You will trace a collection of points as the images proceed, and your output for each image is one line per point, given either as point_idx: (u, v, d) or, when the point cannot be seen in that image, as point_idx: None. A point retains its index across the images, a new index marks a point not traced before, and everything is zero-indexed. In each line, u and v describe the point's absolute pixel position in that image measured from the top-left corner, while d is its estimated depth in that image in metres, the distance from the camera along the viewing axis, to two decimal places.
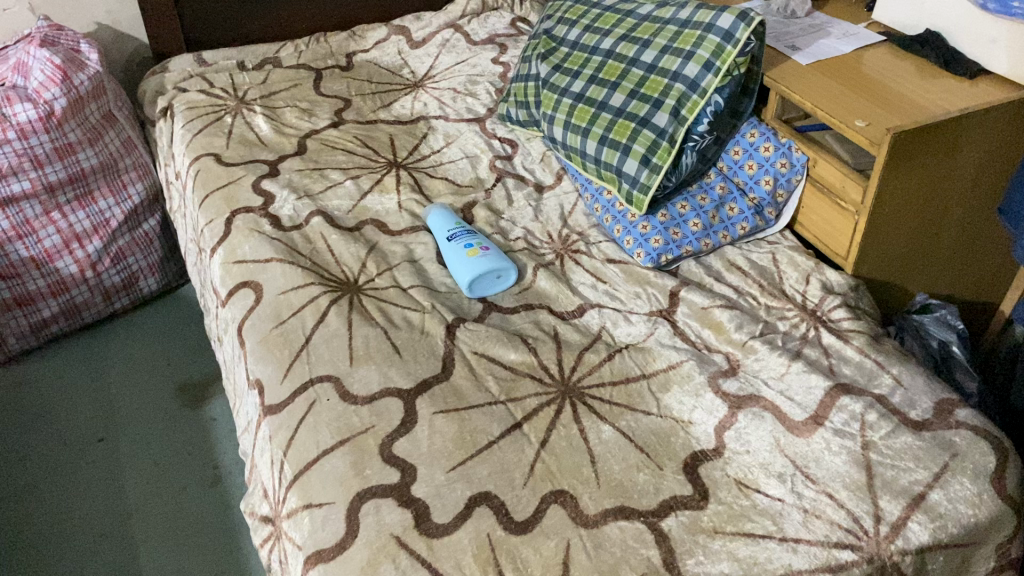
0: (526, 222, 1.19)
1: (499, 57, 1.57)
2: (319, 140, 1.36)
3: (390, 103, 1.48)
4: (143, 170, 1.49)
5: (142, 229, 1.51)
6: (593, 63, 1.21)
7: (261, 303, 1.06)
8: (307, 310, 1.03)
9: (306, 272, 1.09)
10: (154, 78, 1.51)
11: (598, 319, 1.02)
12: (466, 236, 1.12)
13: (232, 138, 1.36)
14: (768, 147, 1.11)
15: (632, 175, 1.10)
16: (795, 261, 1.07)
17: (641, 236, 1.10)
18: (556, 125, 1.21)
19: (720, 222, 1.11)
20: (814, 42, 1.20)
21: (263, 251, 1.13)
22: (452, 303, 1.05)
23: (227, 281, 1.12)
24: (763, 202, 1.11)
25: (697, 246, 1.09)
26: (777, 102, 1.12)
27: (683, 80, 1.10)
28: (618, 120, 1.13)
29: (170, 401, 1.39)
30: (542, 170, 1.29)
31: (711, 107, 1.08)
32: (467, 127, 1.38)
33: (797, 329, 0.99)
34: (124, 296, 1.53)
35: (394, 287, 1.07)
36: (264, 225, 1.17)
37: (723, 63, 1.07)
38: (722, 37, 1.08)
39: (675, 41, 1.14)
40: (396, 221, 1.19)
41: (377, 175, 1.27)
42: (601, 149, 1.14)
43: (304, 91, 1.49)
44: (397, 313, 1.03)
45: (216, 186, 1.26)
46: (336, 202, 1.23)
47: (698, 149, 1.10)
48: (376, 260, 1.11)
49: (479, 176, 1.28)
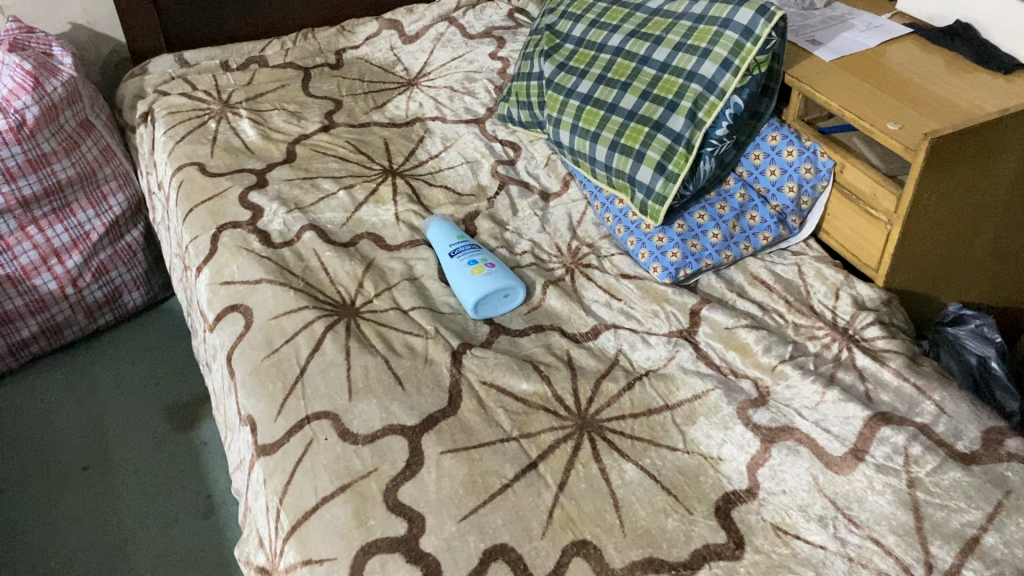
0: (532, 233, 1.12)
1: (497, 51, 1.49)
2: (310, 146, 1.29)
3: (383, 104, 1.40)
4: (124, 179, 1.41)
5: (125, 241, 1.43)
6: (601, 61, 1.13)
7: (251, 329, 0.99)
8: (301, 336, 0.96)
9: (298, 294, 1.01)
10: (133, 80, 1.43)
11: (614, 342, 0.95)
12: (470, 251, 1.05)
13: (217, 146, 1.28)
14: (791, 151, 1.03)
15: (647, 183, 1.02)
16: (822, 273, 1.00)
17: (657, 249, 1.03)
18: (563, 129, 1.13)
19: (741, 232, 1.04)
20: (837, 34, 1.12)
21: (252, 272, 1.05)
22: (457, 326, 0.98)
23: (214, 304, 1.04)
24: (786, 210, 1.04)
25: (717, 258, 1.02)
26: (800, 102, 1.05)
27: (699, 80, 1.03)
28: (629, 124, 1.06)
29: (159, 424, 1.32)
30: (548, 175, 1.22)
31: (730, 108, 1.01)
32: (466, 129, 1.31)
33: (828, 350, 0.92)
34: (108, 311, 1.45)
35: (394, 309, 1.00)
36: (253, 242, 1.10)
37: (743, 62, 1.00)
38: (740, 33, 1.01)
39: (689, 37, 1.06)
40: (393, 236, 1.12)
41: (372, 184, 1.20)
42: (612, 156, 1.06)
43: (292, 92, 1.41)
44: (399, 339, 0.96)
45: (201, 198, 1.18)
46: (329, 214, 1.15)
47: (716, 155, 1.03)
48: (374, 279, 1.04)
49: (481, 184, 1.20)
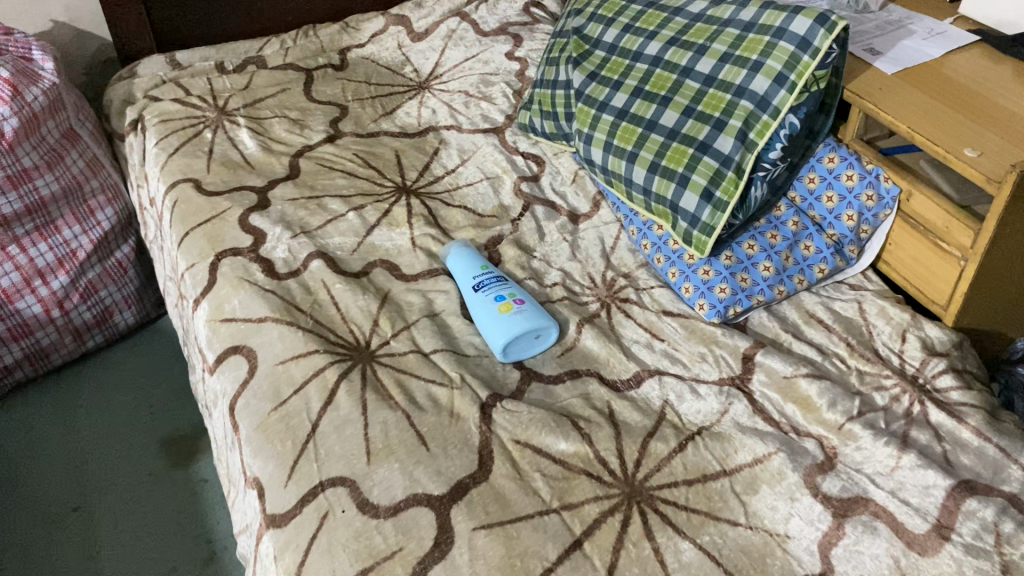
0: (562, 261, 1.02)
1: (513, 51, 1.38)
2: (315, 159, 1.18)
3: (393, 110, 1.29)
4: (113, 192, 1.31)
5: (115, 257, 1.33)
6: (637, 72, 1.03)
7: (256, 376, 0.89)
8: (311, 386, 0.86)
9: (308, 336, 0.92)
10: (121, 84, 1.32)
11: (659, 392, 0.86)
12: (496, 284, 0.95)
13: (214, 159, 1.18)
14: (850, 175, 0.94)
15: (692, 211, 0.93)
16: (886, 312, 0.91)
17: (702, 284, 0.94)
18: (595, 146, 1.03)
19: (795, 264, 0.94)
20: (896, 42, 1.02)
21: (256, 308, 0.95)
22: (484, 372, 0.89)
23: (214, 344, 0.95)
24: (844, 239, 0.95)
25: (770, 294, 0.93)
26: (860, 120, 0.95)
27: (749, 96, 0.93)
28: (671, 144, 0.96)
29: (154, 459, 1.22)
30: (576, 193, 1.12)
31: (785, 129, 0.92)
32: (484, 139, 1.21)
33: (898, 404, 0.83)
34: (98, 332, 1.35)
35: (414, 352, 0.90)
36: (256, 273, 1.00)
37: (800, 78, 0.90)
38: (796, 45, 0.91)
39: (737, 47, 0.96)
40: (410, 264, 1.03)
41: (384, 204, 1.10)
42: (652, 179, 0.96)
43: (293, 97, 1.30)
44: (420, 389, 0.86)
45: (198, 221, 1.08)
46: (338, 239, 1.05)
47: (768, 180, 0.94)
48: (390, 316, 0.95)
49: (504, 204, 1.10)
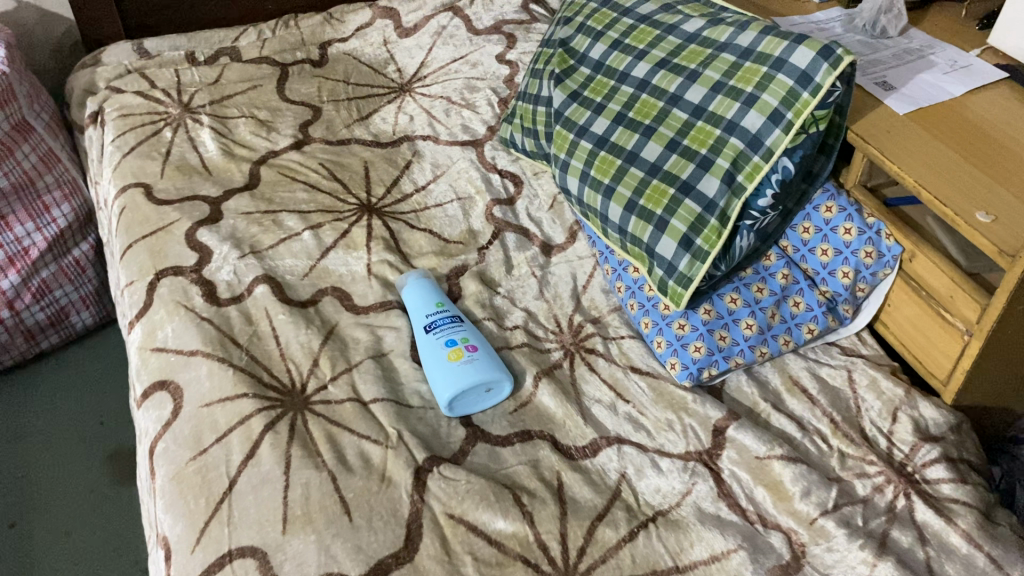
0: (528, 300, 0.93)
1: (505, 53, 1.29)
2: (277, 167, 1.10)
3: (369, 115, 1.20)
4: (70, 188, 1.24)
5: (72, 256, 1.26)
6: (622, 95, 0.93)
7: (178, 418, 0.82)
8: (234, 435, 0.79)
9: (238, 375, 0.84)
10: (83, 73, 1.24)
11: (617, 465, 0.77)
12: (449, 326, 0.86)
13: (170, 162, 1.10)
14: (848, 229, 0.84)
15: (669, 258, 0.84)
16: (878, 385, 0.82)
17: (676, 339, 0.84)
18: (571, 175, 0.94)
19: (781, 322, 0.85)
20: (912, 75, 0.91)
21: (188, 339, 0.88)
22: (425, 428, 0.81)
23: (142, 376, 0.87)
24: (838, 297, 0.85)
25: (750, 355, 0.83)
26: (864, 166, 0.85)
27: (740, 134, 0.83)
28: (651, 181, 0.87)
29: (100, 475, 1.16)
30: (552, 221, 1.03)
31: (777, 173, 0.82)
32: (461, 153, 1.12)
33: (881, 496, 0.74)
34: (53, 333, 1.28)
35: (352, 400, 0.82)
36: (195, 297, 0.92)
37: (797, 117, 0.80)
38: (796, 80, 0.81)
39: (730, 76, 0.86)
40: (362, 294, 0.94)
41: (344, 223, 1.02)
42: (628, 218, 0.87)
43: (264, 95, 1.22)
44: (352, 445, 0.78)
45: (143, 232, 1.01)
46: (289, 261, 0.97)
47: (757, 228, 0.84)
48: (332, 356, 0.86)
49: (473, 229, 1.02)
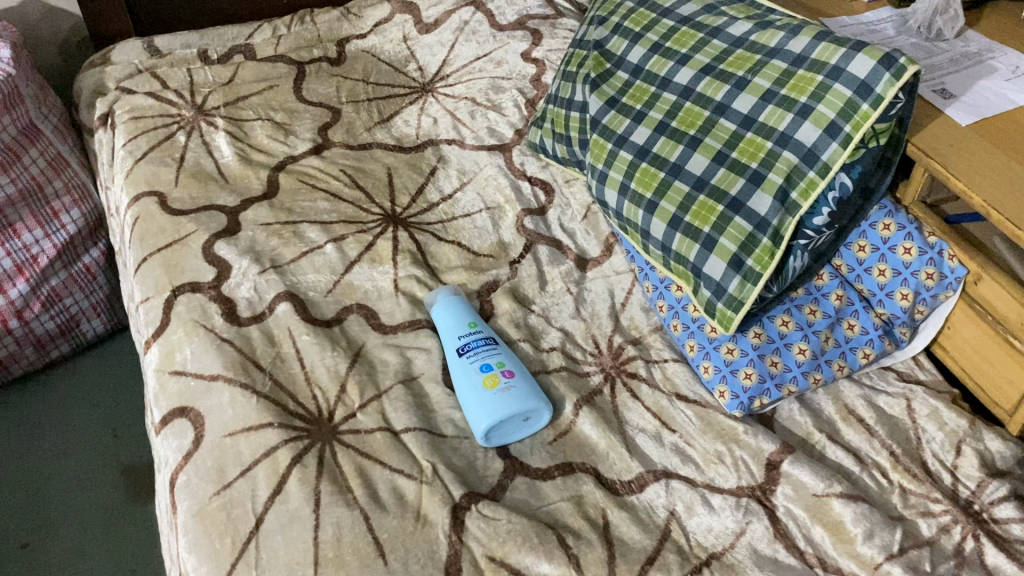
0: (564, 319, 0.89)
1: (531, 50, 1.23)
2: (296, 173, 1.05)
3: (390, 117, 1.15)
4: (80, 193, 1.19)
5: (82, 263, 1.22)
6: (664, 102, 0.88)
7: (199, 448, 0.78)
8: (259, 468, 0.75)
9: (262, 403, 0.79)
10: (92, 72, 1.19)
11: (665, 502, 0.73)
12: (483, 350, 0.82)
13: (184, 169, 1.05)
14: (908, 248, 0.79)
15: (717, 279, 0.79)
16: (939, 415, 0.77)
17: (725, 365, 0.80)
18: (609, 187, 0.89)
19: (836, 346, 0.80)
20: (972, 81, 0.86)
21: (209, 362, 0.83)
22: (460, 460, 0.76)
23: (161, 402, 0.83)
24: (895, 319, 0.81)
25: (804, 383, 0.79)
26: (924, 180, 0.80)
27: (794, 147, 0.78)
28: (697, 196, 0.82)
29: (114, 491, 1.12)
30: (585, 233, 0.98)
31: (834, 190, 0.77)
32: (488, 159, 1.07)
33: (948, 537, 0.70)
34: (63, 342, 1.24)
35: (382, 430, 0.78)
36: (214, 317, 0.88)
37: (856, 130, 0.75)
38: (855, 90, 0.76)
39: (781, 85, 0.80)
40: (390, 312, 0.90)
41: (368, 235, 0.97)
42: (672, 235, 0.82)
43: (280, 96, 1.17)
44: (385, 480, 0.74)
45: (157, 244, 0.96)
46: (312, 276, 0.93)
47: (811, 248, 0.79)
48: (360, 381, 0.82)
49: (504, 241, 0.97)
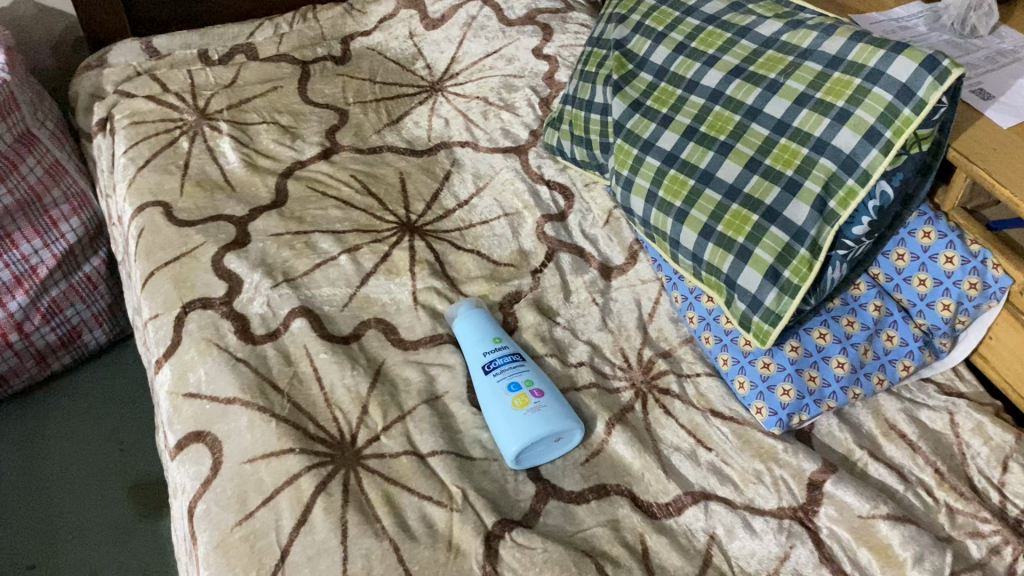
0: (590, 331, 0.86)
1: (542, 46, 1.20)
2: (305, 180, 1.02)
3: (399, 118, 1.12)
4: (79, 201, 1.15)
5: (83, 272, 1.18)
6: (691, 106, 0.85)
7: (218, 476, 0.75)
8: (282, 497, 0.72)
9: (282, 428, 0.76)
10: (88, 75, 1.15)
11: (705, 525, 0.71)
12: (511, 367, 0.79)
13: (189, 177, 1.02)
14: (950, 257, 0.76)
15: (752, 291, 0.76)
16: (983, 429, 0.75)
17: (761, 380, 0.77)
18: (635, 194, 0.86)
19: (874, 359, 0.78)
20: (1011, 80, 0.83)
21: (224, 384, 0.80)
22: (491, 484, 0.74)
23: (175, 426, 0.80)
24: (935, 330, 0.78)
25: (843, 398, 0.76)
26: (965, 186, 0.77)
27: (831, 154, 0.74)
28: (730, 205, 0.79)
29: (122, 507, 1.09)
30: (608, 240, 0.96)
31: (874, 199, 0.74)
32: (504, 162, 1.04)
33: (998, 559, 0.68)
34: (65, 354, 1.20)
35: (408, 453, 0.75)
36: (227, 335, 0.84)
37: (898, 137, 0.72)
38: (895, 94, 0.72)
39: (816, 88, 0.77)
40: (409, 327, 0.87)
41: (384, 244, 0.94)
42: (704, 245, 0.79)
43: (285, 97, 1.13)
44: (413, 508, 0.71)
45: (165, 258, 0.93)
46: (327, 290, 0.89)
47: (850, 258, 0.77)
48: (382, 402, 0.79)
49: (524, 249, 0.94)
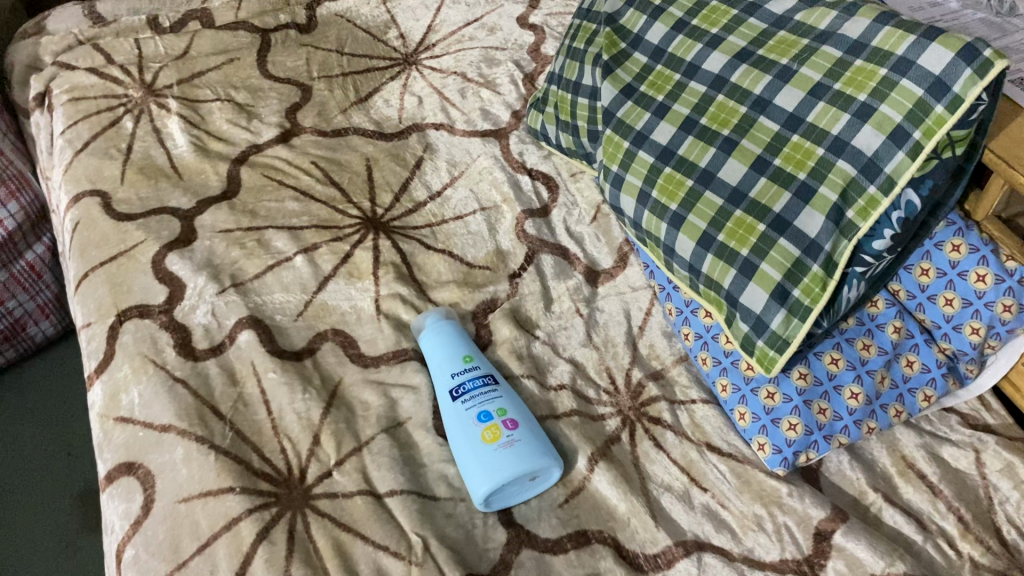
0: (573, 348, 0.77)
1: (527, 15, 1.10)
2: (260, 166, 0.92)
3: (367, 96, 1.01)
4: (17, 183, 1.04)
5: (25, 260, 1.07)
6: (691, 93, 0.75)
7: (148, 516, 0.66)
8: (219, 545, 0.63)
9: (222, 462, 0.67)
10: (24, 44, 1.04)
11: None
12: (481, 393, 0.70)
13: (132, 163, 0.91)
14: (982, 274, 0.67)
15: (757, 312, 0.67)
16: (1013, 470, 0.67)
17: (764, 413, 0.69)
18: (626, 193, 0.76)
19: (892, 388, 0.69)
20: None
21: (158, 408, 0.71)
22: (456, 530, 0.65)
23: (105, 455, 0.71)
24: (961, 356, 0.69)
25: (856, 433, 0.68)
26: (1002, 194, 0.67)
27: (851, 156, 0.64)
28: (733, 211, 0.69)
29: (67, 517, 1.00)
30: (595, 239, 0.87)
31: (899, 209, 0.64)
32: (481, 148, 0.94)
33: None
34: (8, 347, 1.11)
35: (364, 493, 0.66)
36: (165, 349, 0.75)
37: (928, 139, 0.62)
38: (927, 89, 0.62)
39: (834, 77, 0.67)
40: (371, 340, 0.78)
41: (346, 242, 0.84)
42: (702, 256, 0.70)
43: (242, 71, 1.02)
44: (367, 559, 0.63)
45: (100, 257, 0.83)
46: (279, 295, 0.80)
47: (868, 276, 0.67)
48: (337, 430, 0.70)
49: (501, 250, 0.85)
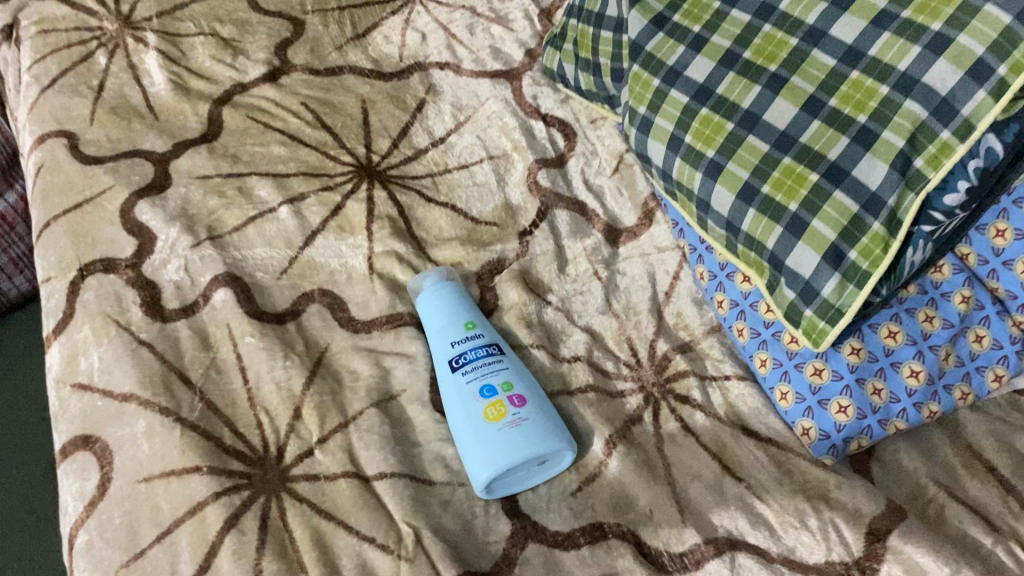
0: (590, 315, 0.68)
1: None
2: (244, 107, 0.83)
3: (366, 32, 0.91)
4: None
5: None
6: (732, 24, 0.65)
7: (104, 497, 0.58)
8: (182, 533, 0.55)
9: (188, 437, 0.59)
10: None
11: None
12: (485, 364, 0.61)
13: (104, 102, 0.82)
14: None
15: (805, 277, 0.58)
16: None
17: (810, 392, 0.60)
18: (654, 139, 0.67)
19: (957, 366, 0.60)
20: None
21: (120, 374, 0.62)
22: (453, 520, 0.57)
23: (60, 426, 0.62)
24: None
25: (915, 417, 0.59)
26: None
27: (921, 95, 0.54)
28: (780, 159, 0.59)
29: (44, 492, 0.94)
30: (616, 192, 0.78)
31: (977, 157, 0.54)
32: (490, 90, 0.84)
33: None
34: None
35: (349, 476, 0.58)
36: (130, 308, 0.66)
37: (1017, 75, 0.52)
38: (1017, 14, 0.52)
39: (902, 3, 0.56)
40: (362, 302, 0.69)
41: (336, 192, 0.75)
42: (742, 211, 0.61)
43: (229, 3, 0.91)
44: (349, 552, 0.55)
45: (64, 204, 0.74)
46: (261, 250, 0.71)
47: (936, 237, 0.58)
48: (320, 403, 0.62)
49: (510, 203, 0.76)
